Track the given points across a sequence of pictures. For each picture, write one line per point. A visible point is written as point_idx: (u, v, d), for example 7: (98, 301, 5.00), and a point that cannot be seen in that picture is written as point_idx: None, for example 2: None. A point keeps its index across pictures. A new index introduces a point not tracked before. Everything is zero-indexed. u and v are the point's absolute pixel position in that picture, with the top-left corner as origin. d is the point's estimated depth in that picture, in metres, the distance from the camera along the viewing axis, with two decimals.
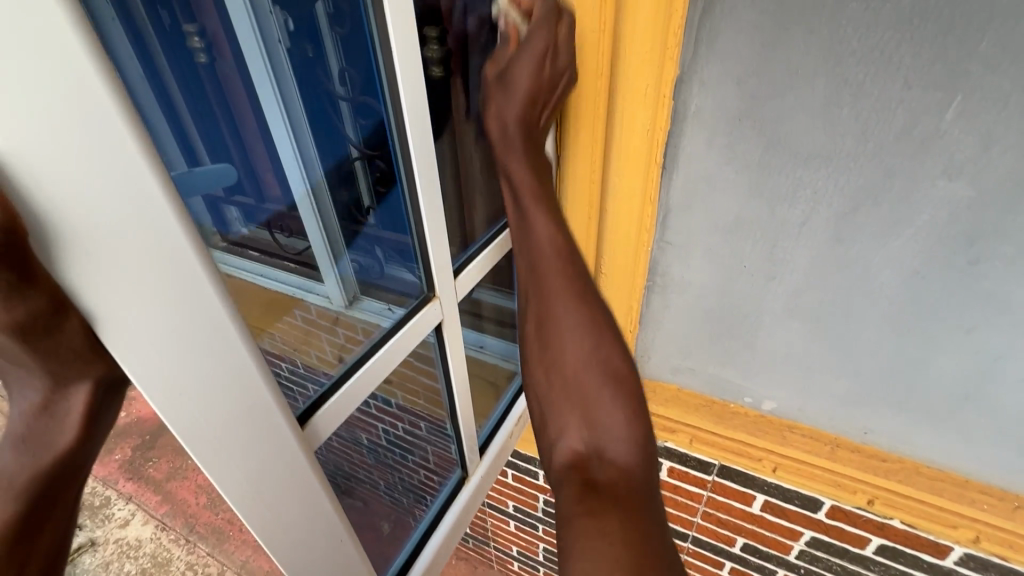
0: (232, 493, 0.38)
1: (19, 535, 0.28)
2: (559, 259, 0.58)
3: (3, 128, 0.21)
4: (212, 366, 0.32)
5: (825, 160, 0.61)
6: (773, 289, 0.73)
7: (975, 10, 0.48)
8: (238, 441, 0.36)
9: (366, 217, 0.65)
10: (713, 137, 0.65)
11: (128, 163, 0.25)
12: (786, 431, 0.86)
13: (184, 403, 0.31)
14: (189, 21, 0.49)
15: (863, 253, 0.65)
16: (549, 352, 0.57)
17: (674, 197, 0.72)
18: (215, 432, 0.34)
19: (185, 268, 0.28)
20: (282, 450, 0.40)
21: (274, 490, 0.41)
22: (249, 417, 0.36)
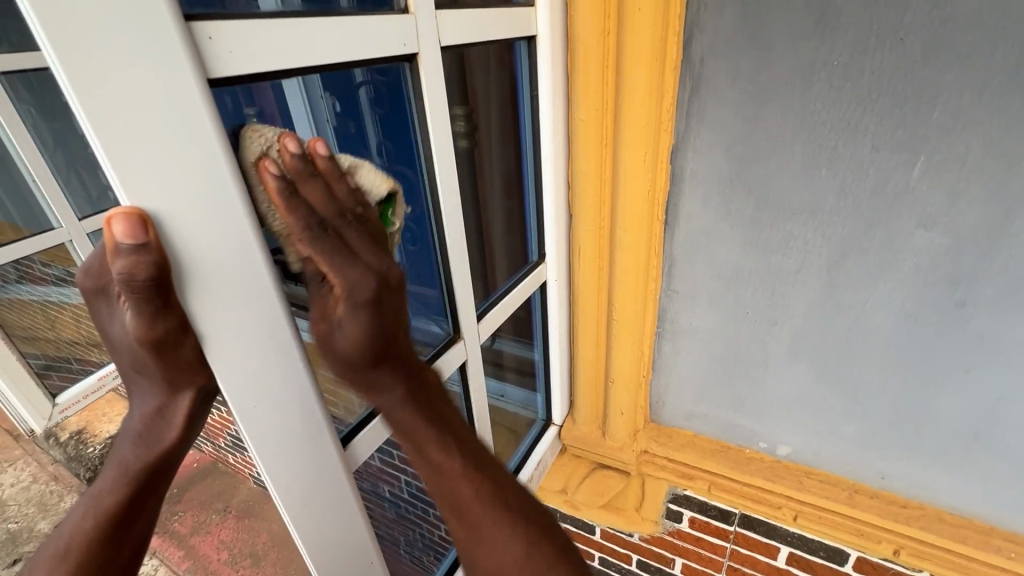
0: (288, 506, 0.43)
1: (126, 509, 0.35)
2: (462, 480, 0.48)
3: (168, 197, 0.29)
4: (284, 384, 0.39)
5: (811, 215, 0.67)
6: (776, 333, 0.78)
7: (923, 87, 0.56)
8: (293, 457, 0.42)
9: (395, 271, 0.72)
10: (708, 197, 0.73)
11: (235, 220, 0.33)
12: (803, 476, 0.87)
13: (259, 418, 0.38)
14: (250, 104, 0.41)
15: (857, 298, 0.70)
16: (398, 428, 0.47)
17: (677, 249, 0.79)
18: (277, 444, 0.40)
19: (267, 298, 0.36)
20: (328, 469, 0.46)
21: (320, 506, 0.46)
22: (308, 434, 0.43)
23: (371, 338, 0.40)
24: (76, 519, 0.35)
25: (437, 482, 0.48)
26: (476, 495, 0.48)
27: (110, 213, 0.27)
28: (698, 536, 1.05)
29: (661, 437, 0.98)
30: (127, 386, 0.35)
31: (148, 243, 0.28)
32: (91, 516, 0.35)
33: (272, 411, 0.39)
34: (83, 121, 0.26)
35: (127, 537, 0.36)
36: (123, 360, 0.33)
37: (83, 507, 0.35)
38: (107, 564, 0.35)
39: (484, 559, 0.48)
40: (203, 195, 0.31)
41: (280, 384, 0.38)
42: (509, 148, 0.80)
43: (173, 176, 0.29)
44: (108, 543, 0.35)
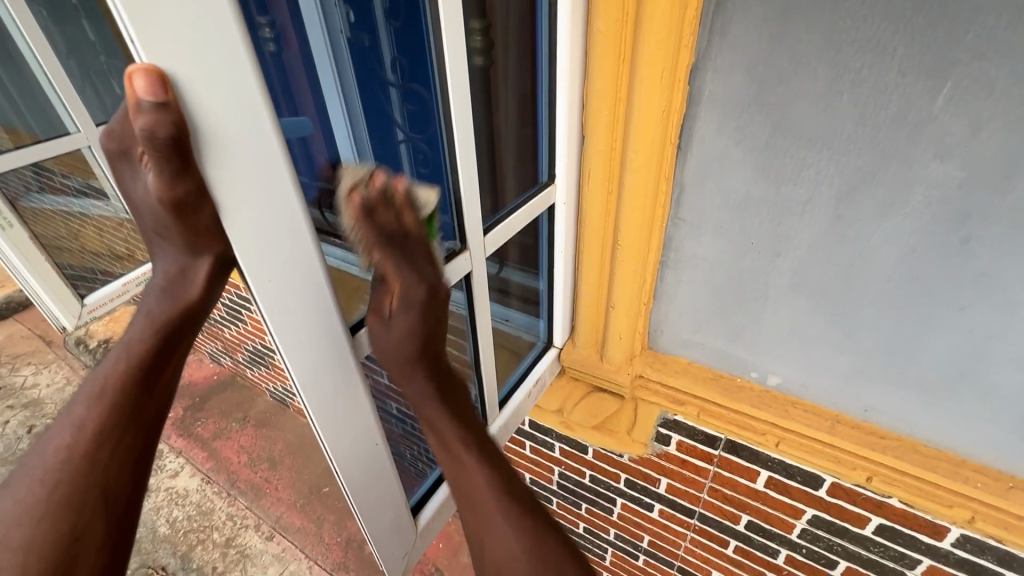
0: (300, 379, 0.47)
1: (156, 354, 0.43)
2: (462, 438, 0.65)
3: (183, 59, 0.30)
4: (296, 262, 0.41)
5: (826, 143, 0.66)
6: (778, 265, 0.79)
7: (962, 4, 0.53)
8: (306, 334, 0.45)
9: None
10: (724, 121, 0.72)
11: (248, 93, 0.33)
12: (790, 406, 0.91)
13: (274, 292, 0.41)
14: (261, 12, 0.46)
15: (862, 232, 0.70)
16: (414, 395, 0.64)
17: (687, 176, 0.79)
18: (291, 320, 0.43)
19: (278, 171, 0.37)
20: (337, 353, 0.50)
21: (331, 384, 0.50)
22: (321, 314, 0.46)
23: (413, 333, 0.60)
24: (112, 363, 0.44)
25: (444, 437, 0.65)
26: (457, 438, 0.65)
27: (131, 68, 0.28)
28: (684, 459, 1.11)
29: (656, 364, 1.01)
30: (152, 247, 0.39)
31: (168, 104, 0.30)
32: (123, 361, 0.43)
33: (285, 287, 0.41)
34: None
35: (158, 379, 0.45)
36: (147, 221, 0.36)
37: (118, 352, 0.43)
38: (142, 404, 0.44)
39: (461, 477, 0.65)
40: (214, 56, 0.31)
41: (292, 260, 0.41)
42: (524, 67, 0.80)
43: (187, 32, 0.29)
44: (140, 387, 0.44)
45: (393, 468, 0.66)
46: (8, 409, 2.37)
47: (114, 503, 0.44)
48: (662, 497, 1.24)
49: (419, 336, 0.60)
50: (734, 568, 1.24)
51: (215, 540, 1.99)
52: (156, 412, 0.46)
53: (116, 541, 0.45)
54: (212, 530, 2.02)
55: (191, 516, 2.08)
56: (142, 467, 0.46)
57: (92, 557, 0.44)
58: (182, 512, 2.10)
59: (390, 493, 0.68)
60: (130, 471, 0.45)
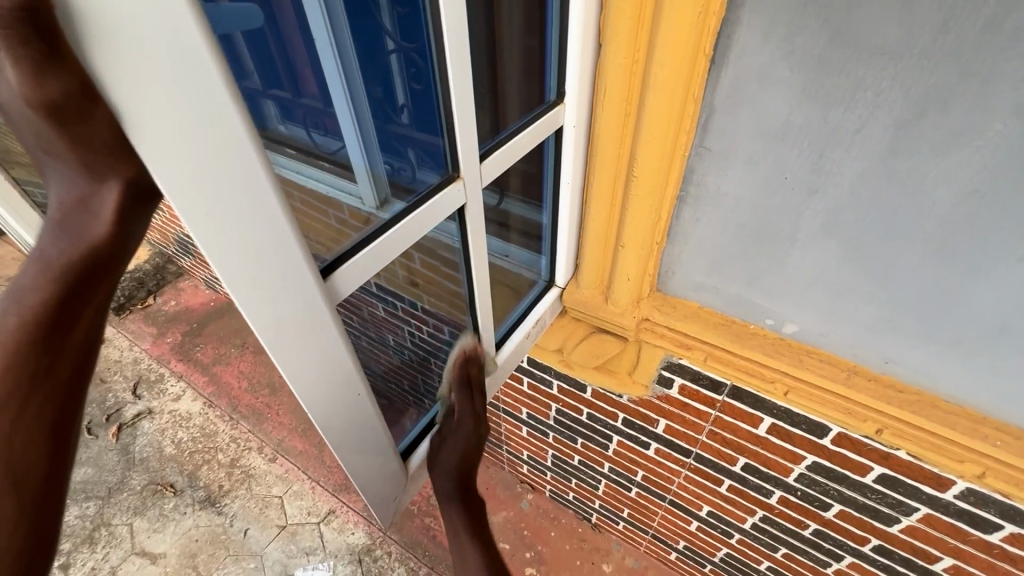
0: (261, 328, 0.42)
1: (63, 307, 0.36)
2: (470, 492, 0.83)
3: None
4: (240, 182, 0.34)
5: (893, 58, 0.55)
6: (812, 204, 0.70)
7: None
8: (264, 279, 0.39)
9: (399, 114, 0.63)
10: (770, 29, 0.60)
11: None
12: (804, 355, 0.86)
13: (215, 228, 0.34)
14: None
15: (917, 168, 0.60)
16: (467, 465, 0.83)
17: (718, 97, 0.68)
18: (239, 255, 0.36)
19: (198, 59, 0.28)
20: (303, 292, 0.43)
21: (299, 333, 0.45)
22: (283, 256, 0.40)
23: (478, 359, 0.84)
24: None
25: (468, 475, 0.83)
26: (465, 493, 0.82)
27: None
28: (685, 402, 1.09)
29: (665, 307, 0.95)
30: (41, 167, 0.31)
31: None
32: (12, 316, 0.35)
33: (227, 215, 0.34)
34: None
35: (69, 337, 0.38)
36: (29, 138, 0.29)
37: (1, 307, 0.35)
38: (48, 367, 0.38)
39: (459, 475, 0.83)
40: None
41: (231, 184, 0.33)
42: None
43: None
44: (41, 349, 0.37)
45: (381, 419, 0.62)
46: None
47: (25, 481, 0.38)
48: (659, 437, 1.23)
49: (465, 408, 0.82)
50: (725, 504, 1.26)
51: (219, 461, 2.05)
52: (68, 379, 0.39)
53: (34, 518, 0.39)
54: (217, 451, 2.08)
55: (195, 437, 2.13)
56: (60, 441, 0.40)
57: (3, 539, 0.37)
58: (186, 434, 2.14)
59: (378, 444, 0.64)
60: (45, 452, 0.39)
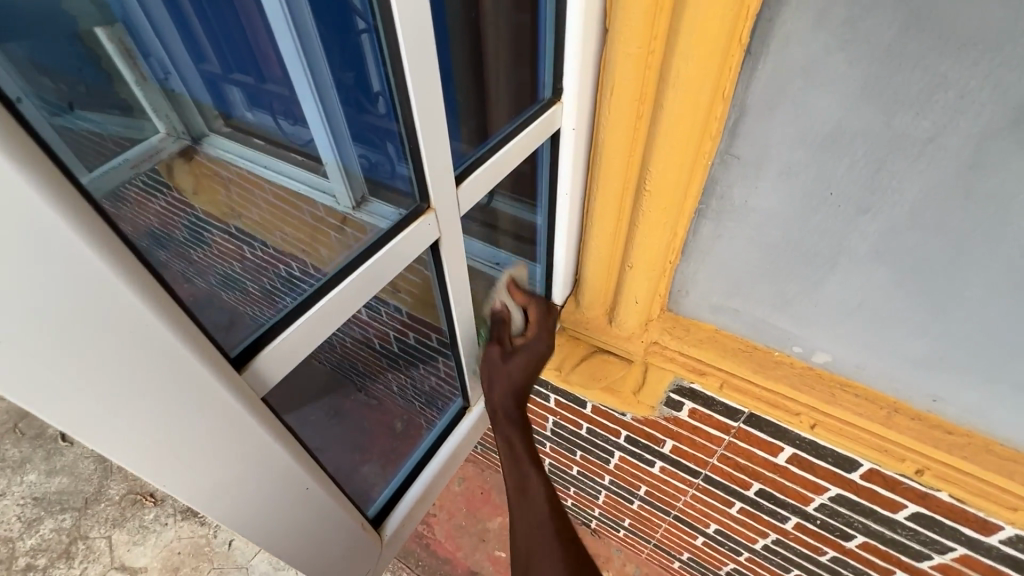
0: (133, 457, 0.36)
1: None
2: (539, 520, 0.75)
3: None
4: (67, 291, 0.28)
5: (989, 51, 0.42)
6: (861, 225, 0.58)
7: None
8: (135, 406, 0.34)
9: (375, 103, 0.50)
10: (825, 11, 0.47)
11: None
12: (836, 388, 0.75)
13: (37, 363, 0.29)
14: None
15: (1002, 189, 0.48)
16: (524, 500, 0.77)
17: (753, 94, 0.55)
18: (84, 386, 0.32)
19: None
20: (198, 397, 0.38)
21: (199, 446, 0.40)
22: (154, 375, 0.34)
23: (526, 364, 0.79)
24: None
25: (529, 499, 0.77)
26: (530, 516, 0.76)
27: None
28: (695, 426, 0.99)
29: (677, 330, 0.84)
30: None
31: None
32: None
33: (39, 334, 0.28)
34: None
35: None
36: None
37: None
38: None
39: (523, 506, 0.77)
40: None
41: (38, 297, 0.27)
42: None
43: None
44: None
45: (339, 499, 0.57)
46: None
47: None
48: (665, 457, 1.14)
49: (530, 364, 0.80)
50: (734, 524, 1.18)
51: None
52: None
53: None
54: None
55: None
56: None
57: None
58: None
59: (332, 528, 0.59)
60: None
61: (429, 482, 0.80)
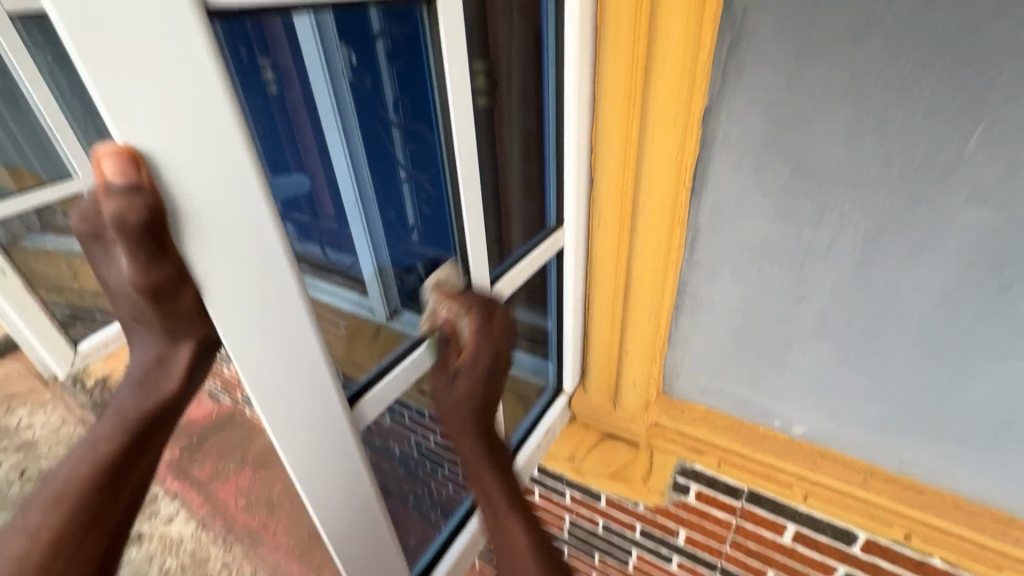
0: (303, 482, 0.45)
1: (123, 462, 0.36)
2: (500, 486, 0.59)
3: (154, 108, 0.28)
4: (298, 340, 0.40)
5: (850, 186, 0.63)
6: (801, 310, 0.75)
7: (990, 48, 0.51)
8: (309, 439, 0.44)
9: (411, 233, 0.72)
10: (740, 163, 0.69)
11: (233, 163, 0.32)
12: (818, 457, 0.85)
13: (273, 390, 0.39)
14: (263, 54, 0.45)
15: (891, 278, 0.66)
16: (481, 486, 0.59)
17: (701, 218, 0.76)
18: (290, 413, 0.42)
19: (267, 234, 0.35)
20: (332, 442, 0.47)
21: (336, 482, 0.48)
22: (325, 412, 0.45)
23: (490, 380, 0.61)
24: (69, 468, 0.36)
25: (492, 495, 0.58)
26: (502, 504, 0.58)
27: (99, 150, 0.27)
28: (704, 510, 1.05)
29: (673, 411, 0.96)
30: (129, 335, 0.35)
31: (140, 183, 0.28)
32: (86, 464, 0.36)
33: (278, 373, 0.39)
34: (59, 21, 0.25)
35: (122, 490, 0.37)
36: (117, 308, 0.33)
37: (78, 455, 0.36)
38: (106, 510, 0.36)
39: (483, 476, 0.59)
40: (184, 101, 0.29)
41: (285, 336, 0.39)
42: (531, 109, 0.79)
43: (139, 75, 0.27)
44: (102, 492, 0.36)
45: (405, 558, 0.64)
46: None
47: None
48: (680, 549, 1.16)
49: (488, 385, 0.61)
50: None
51: None
52: (117, 523, 0.37)
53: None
54: None
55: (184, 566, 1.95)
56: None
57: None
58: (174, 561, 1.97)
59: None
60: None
61: (467, 541, 0.86)
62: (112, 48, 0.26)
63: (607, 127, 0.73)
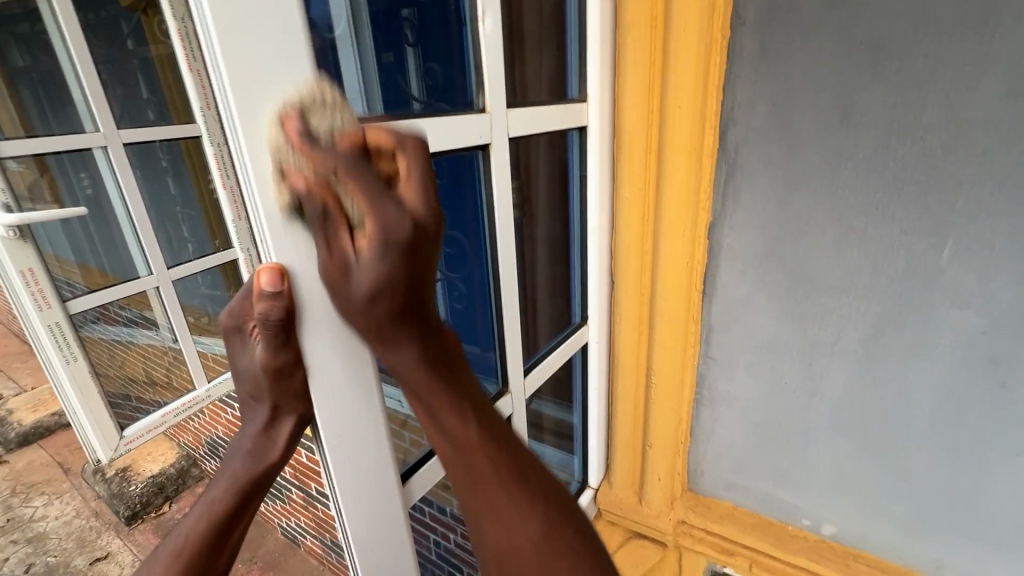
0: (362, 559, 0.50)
1: (229, 519, 0.44)
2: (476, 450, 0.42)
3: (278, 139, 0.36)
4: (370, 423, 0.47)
5: (845, 291, 0.71)
6: (816, 404, 0.79)
7: (944, 181, 0.61)
8: (371, 516, 0.50)
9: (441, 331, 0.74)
10: (744, 270, 0.78)
11: None
12: (851, 560, 0.84)
13: (349, 469, 0.46)
14: None
15: (895, 375, 0.71)
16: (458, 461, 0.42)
17: (714, 317, 0.84)
18: (358, 491, 0.47)
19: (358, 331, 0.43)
20: (385, 520, 0.51)
21: (388, 561, 0.52)
22: (384, 492, 0.50)
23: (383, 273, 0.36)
24: (190, 523, 0.43)
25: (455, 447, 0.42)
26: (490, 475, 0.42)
27: (261, 268, 0.36)
28: None
29: (699, 508, 0.97)
30: (244, 410, 0.44)
31: (282, 292, 0.37)
32: (202, 521, 0.43)
33: (353, 453, 0.46)
34: (249, 181, 0.35)
35: (229, 540, 0.44)
36: (245, 387, 0.42)
37: (197, 512, 0.44)
38: (213, 562, 0.43)
39: (449, 439, 0.42)
40: None
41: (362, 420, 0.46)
42: (557, 218, 0.86)
43: (292, 214, 0.37)
44: (211, 550, 0.43)
45: None
46: (8, 544, 2.14)
47: None
48: None
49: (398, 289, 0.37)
50: None
51: None
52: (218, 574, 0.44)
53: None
54: None
55: None
56: None
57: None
58: None
59: None
60: None
61: None
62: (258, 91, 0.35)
63: (625, 241, 0.83)
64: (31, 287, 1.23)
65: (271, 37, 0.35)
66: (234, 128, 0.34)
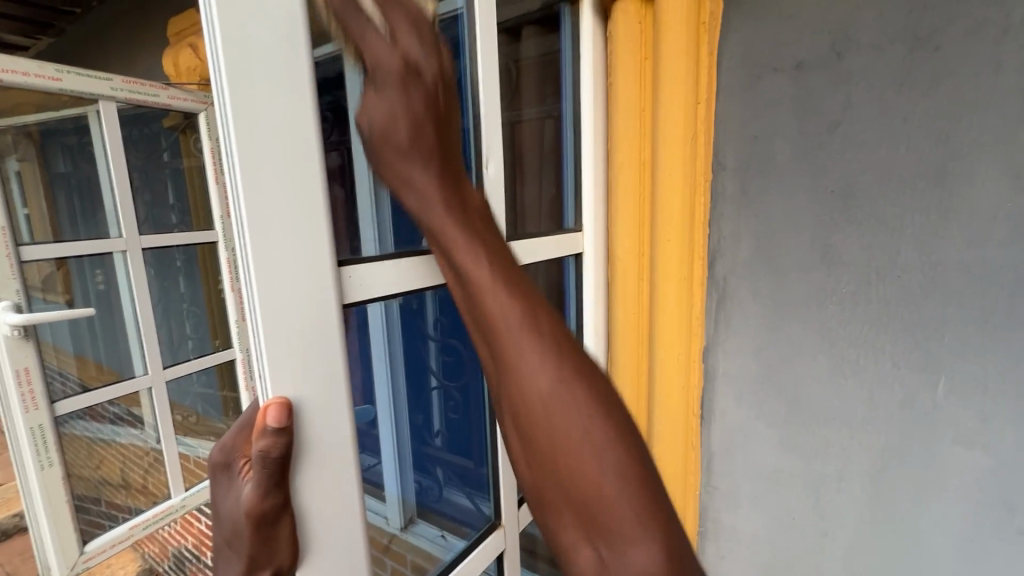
0: None
1: None
2: (555, 396, 0.36)
3: (271, 196, 0.37)
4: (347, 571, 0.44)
5: (843, 422, 0.70)
6: (828, 545, 0.74)
7: (927, 318, 0.62)
8: None
9: (434, 439, 0.79)
10: (740, 396, 0.78)
11: (336, 393, 0.42)
12: None
13: None
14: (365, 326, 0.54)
15: (907, 517, 0.67)
16: (514, 376, 0.38)
17: (714, 442, 0.82)
18: None
19: (347, 463, 0.43)
20: None
21: None
22: None
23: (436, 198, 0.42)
24: None
25: (536, 398, 0.37)
26: (556, 391, 0.36)
27: (269, 402, 0.37)
28: None
29: None
30: (219, 558, 0.42)
31: (286, 428, 0.37)
32: None
33: None
34: (252, 296, 0.37)
35: None
36: (225, 529, 0.41)
37: None
38: None
39: (516, 373, 0.38)
40: (290, 231, 0.38)
41: (346, 564, 0.44)
42: None
43: (293, 335, 0.39)
44: None
45: None
46: None
47: None
48: None
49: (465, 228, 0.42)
50: None
51: None
52: None
53: None
54: None
55: None
56: None
57: None
58: None
59: None
60: None
61: None
62: (258, 145, 0.36)
63: (620, 362, 0.86)
64: (22, 388, 1.24)
65: (288, 137, 0.37)
66: (241, 235, 0.36)
